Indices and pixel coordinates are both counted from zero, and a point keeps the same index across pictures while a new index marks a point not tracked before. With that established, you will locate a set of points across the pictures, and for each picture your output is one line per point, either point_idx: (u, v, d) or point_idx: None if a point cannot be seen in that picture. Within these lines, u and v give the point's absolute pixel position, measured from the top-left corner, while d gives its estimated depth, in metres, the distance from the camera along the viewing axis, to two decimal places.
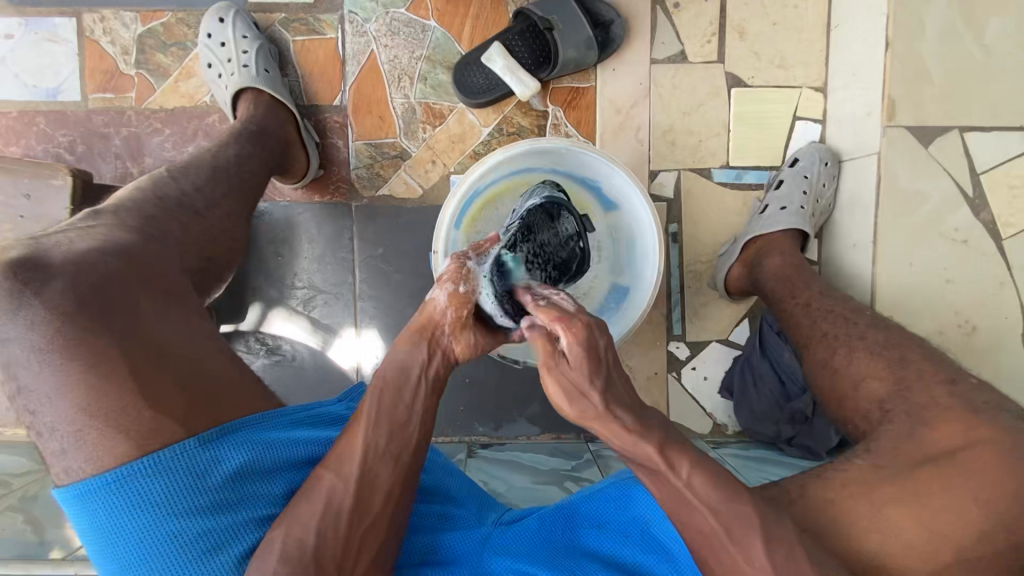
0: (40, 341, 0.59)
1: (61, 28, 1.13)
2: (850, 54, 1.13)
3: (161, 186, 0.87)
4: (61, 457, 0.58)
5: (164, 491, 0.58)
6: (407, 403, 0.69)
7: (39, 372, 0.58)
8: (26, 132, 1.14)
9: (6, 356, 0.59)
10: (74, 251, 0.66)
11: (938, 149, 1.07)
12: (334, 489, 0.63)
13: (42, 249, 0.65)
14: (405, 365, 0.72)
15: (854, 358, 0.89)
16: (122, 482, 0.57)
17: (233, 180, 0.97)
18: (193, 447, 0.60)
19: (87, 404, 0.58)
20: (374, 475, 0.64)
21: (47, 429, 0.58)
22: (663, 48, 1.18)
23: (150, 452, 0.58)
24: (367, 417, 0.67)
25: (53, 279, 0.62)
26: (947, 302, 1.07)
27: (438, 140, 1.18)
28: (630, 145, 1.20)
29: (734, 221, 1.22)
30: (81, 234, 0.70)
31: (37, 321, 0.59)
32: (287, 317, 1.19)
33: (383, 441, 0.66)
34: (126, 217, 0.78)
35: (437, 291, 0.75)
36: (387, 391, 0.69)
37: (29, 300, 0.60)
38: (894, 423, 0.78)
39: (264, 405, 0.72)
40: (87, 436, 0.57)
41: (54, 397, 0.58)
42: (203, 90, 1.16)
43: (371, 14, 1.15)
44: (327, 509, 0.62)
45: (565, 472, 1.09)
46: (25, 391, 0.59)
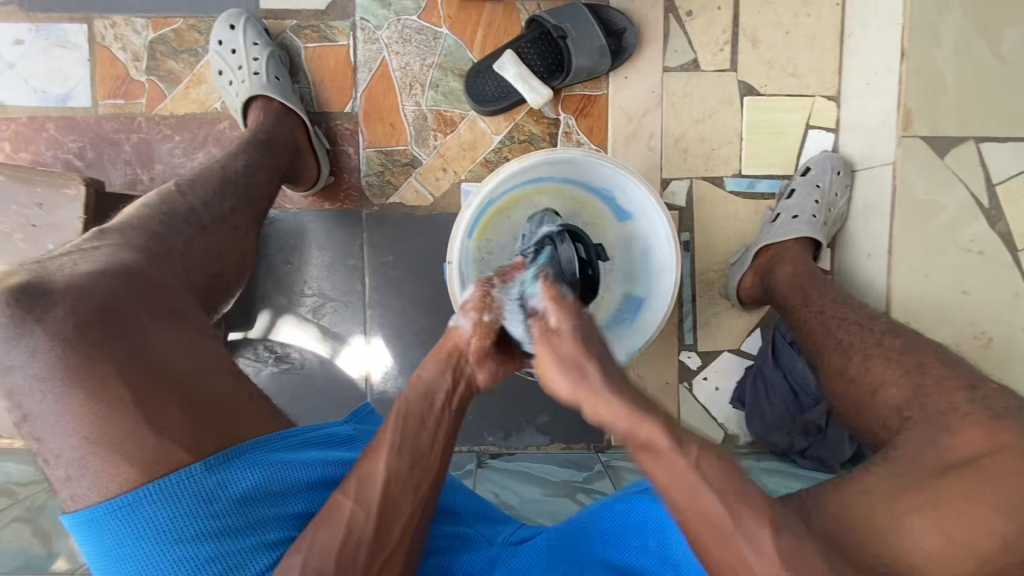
0: (43, 369, 0.58)
1: (71, 33, 1.12)
2: (865, 62, 1.12)
3: (170, 200, 0.86)
4: (68, 483, 0.57)
5: (171, 517, 0.57)
6: (430, 429, 0.67)
7: (42, 400, 0.57)
8: (35, 138, 1.13)
9: (11, 382, 0.58)
10: (78, 274, 0.66)
11: (953, 158, 1.06)
12: (354, 518, 0.60)
13: (44, 274, 0.64)
14: (430, 389, 0.68)
15: (870, 365, 0.88)
16: (129, 508, 0.56)
17: (241, 190, 0.95)
18: (200, 472, 0.59)
19: (89, 432, 0.57)
20: (396, 504, 0.62)
21: (52, 456, 0.57)
22: (676, 56, 1.18)
23: (155, 478, 0.57)
24: (390, 444, 0.64)
25: (54, 306, 0.61)
26: (962, 312, 1.06)
27: (449, 147, 1.18)
28: (642, 153, 1.19)
29: (746, 229, 1.21)
30: (84, 257, 0.69)
31: (39, 349, 0.58)
32: (297, 324, 1.19)
33: (405, 466, 0.64)
34: (131, 235, 0.76)
35: (462, 319, 0.71)
36: (411, 416, 0.66)
37: (30, 327, 0.59)
38: (915, 431, 0.77)
39: (272, 425, 0.70)
40: (89, 462, 0.56)
41: (57, 424, 0.57)
42: (214, 97, 1.15)
43: (382, 21, 1.15)
44: (348, 537, 0.59)
45: (577, 484, 1.08)
46: (29, 419, 0.58)
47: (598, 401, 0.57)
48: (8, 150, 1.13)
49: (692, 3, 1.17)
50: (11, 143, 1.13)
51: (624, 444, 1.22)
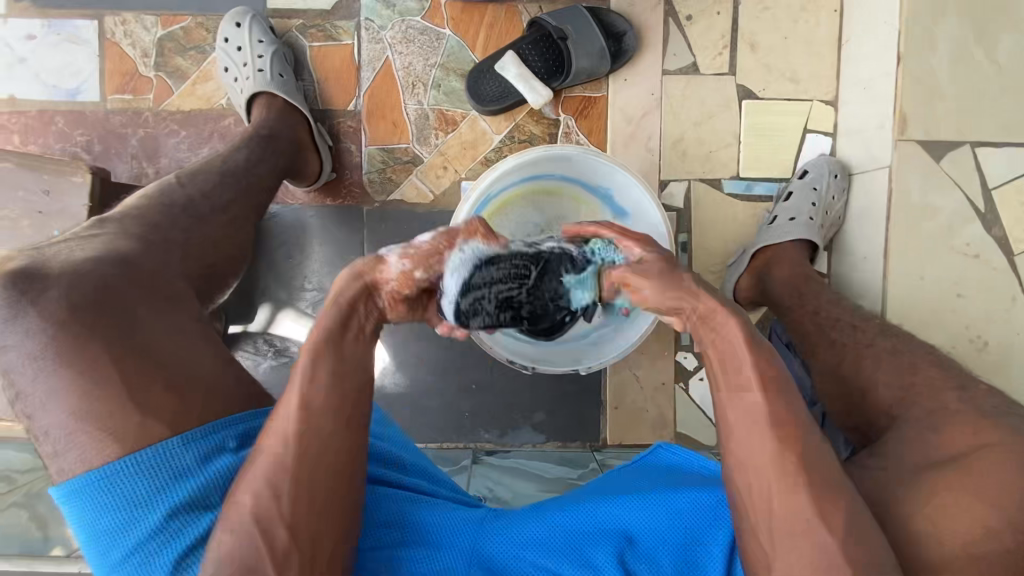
0: (34, 348, 0.60)
1: (82, 29, 1.15)
2: (862, 67, 1.14)
3: (167, 193, 0.87)
4: (55, 458, 0.59)
5: (148, 489, 0.58)
6: (349, 355, 0.62)
7: (32, 379, 0.60)
8: (44, 131, 1.15)
9: (5, 363, 0.61)
10: (74, 260, 0.68)
11: (950, 162, 1.07)
12: (276, 452, 0.58)
13: (41, 260, 0.66)
14: (347, 313, 0.62)
15: (864, 364, 0.88)
16: (111, 479, 0.57)
17: (241, 184, 0.97)
18: (177, 446, 0.60)
19: (75, 409, 0.58)
20: (318, 431, 0.58)
21: (42, 434, 0.59)
22: (675, 59, 1.19)
23: (135, 451, 0.58)
24: (302, 371, 0.59)
25: (48, 288, 0.63)
26: (958, 315, 1.06)
27: (451, 146, 1.19)
28: (640, 154, 1.20)
29: (744, 232, 1.22)
30: (82, 244, 0.71)
31: (31, 329, 0.60)
32: (296, 318, 1.20)
33: (323, 393, 0.59)
34: (128, 226, 0.78)
35: (395, 258, 0.63)
36: (320, 344, 0.60)
37: (24, 309, 0.61)
38: (905, 429, 0.77)
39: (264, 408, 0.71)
40: (76, 438, 0.58)
41: (46, 400, 0.59)
42: (220, 93, 1.17)
43: (387, 22, 1.17)
44: (271, 473, 0.57)
45: (570, 481, 1.08)
46: (22, 396, 0.60)
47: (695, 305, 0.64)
48: (17, 142, 1.15)
49: (692, 8, 1.19)
50: (21, 135, 1.15)
51: (620, 443, 1.23)
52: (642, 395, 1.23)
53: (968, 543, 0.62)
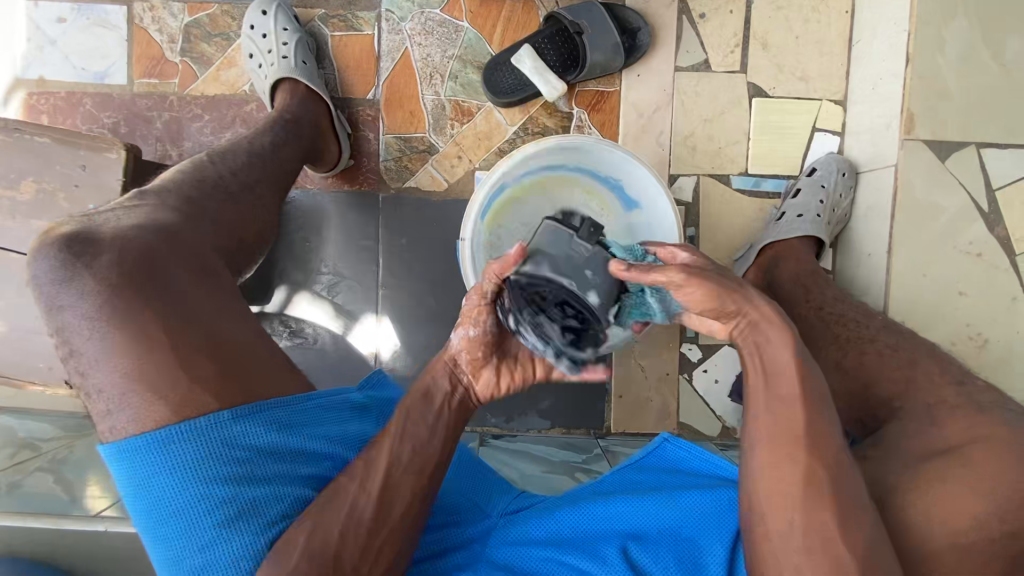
0: (91, 309, 0.63)
1: (112, 14, 1.18)
2: (872, 68, 1.16)
3: (202, 170, 0.90)
4: (107, 417, 0.62)
5: (199, 456, 0.61)
6: (429, 422, 0.73)
7: (89, 338, 0.62)
8: (73, 112, 1.19)
9: (61, 322, 0.63)
10: (121, 227, 0.70)
11: (955, 162, 1.09)
12: (357, 501, 0.65)
13: (93, 225, 0.69)
14: (429, 393, 0.76)
15: (864, 360, 0.89)
16: (162, 444, 0.60)
17: (267, 166, 1.00)
18: (227, 420, 0.63)
19: (131, 370, 0.61)
20: (395, 489, 0.67)
21: (94, 391, 0.62)
22: (688, 56, 1.22)
23: (188, 419, 0.61)
24: (392, 436, 0.70)
25: (101, 254, 0.66)
26: (958, 313, 1.09)
27: (466, 136, 1.22)
28: (651, 149, 1.23)
29: (751, 227, 1.25)
30: (127, 213, 0.74)
31: (87, 290, 0.63)
32: (312, 301, 1.23)
33: (405, 454, 0.70)
34: (167, 198, 0.81)
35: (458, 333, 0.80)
36: (414, 410, 0.73)
37: (80, 271, 0.64)
38: (904, 421, 0.79)
39: (294, 382, 0.74)
40: (130, 398, 0.61)
41: (101, 359, 0.62)
42: (244, 79, 1.20)
43: (407, 13, 1.20)
44: (350, 518, 0.64)
45: (576, 465, 1.11)
46: (76, 354, 0.63)
47: (760, 322, 0.66)
48: (46, 123, 1.19)
49: (705, 6, 1.21)
50: (50, 116, 1.19)
51: (623, 431, 1.26)
52: (647, 384, 1.26)
53: (964, 531, 0.65)
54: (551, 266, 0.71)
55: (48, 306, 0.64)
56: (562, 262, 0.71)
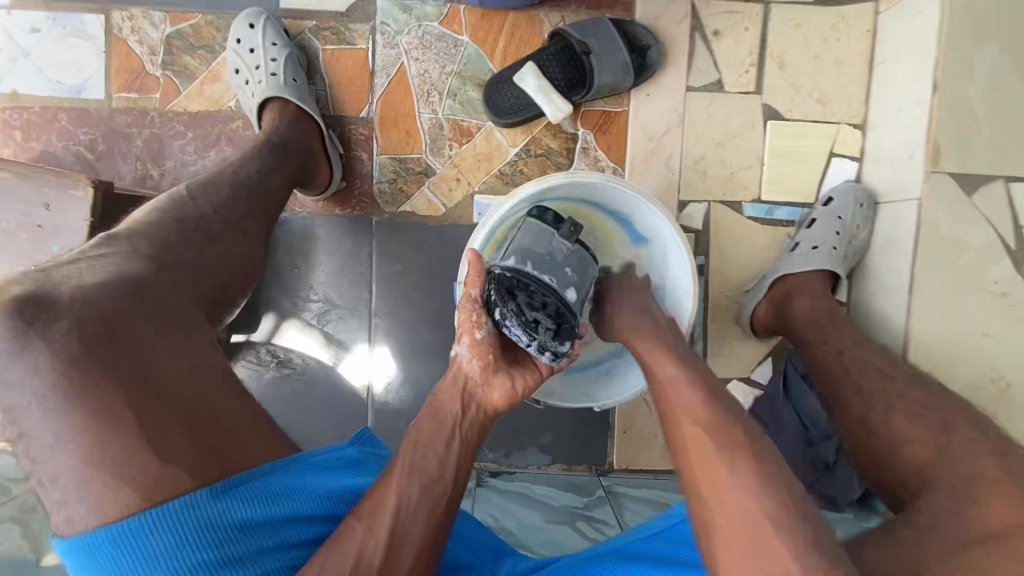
0: (44, 387, 0.55)
1: (89, 24, 1.11)
2: (895, 92, 1.10)
3: (181, 207, 0.84)
4: (63, 507, 0.54)
5: (172, 544, 0.54)
6: (437, 457, 0.72)
7: (41, 419, 0.55)
8: (47, 128, 1.12)
9: (8, 400, 0.56)
10: (83, 284, 0.63)
11: (981, 196, 1.03)
12: (365, 544, 0.62)
13: (49, 284, 0.62)
14: (439, 416, 0.77)
15: (893, 416, 0.85)
16: (131, 534, 0.53)
17: (252, 197, 0.93)
18: (206, 497, 0.57)
19: (91, 455, 0.54)
20: (404, 530, 0.65)
21: (48, 478, 0.55)
22: (700, 76, 1.15)
23: (158, 503, 0.54)
24: (397, 477, 0.69)
25: (59, 319, 0.58)
26: (982, 355, 1.02)
27: (464, 158, 1.16)
28: (659, 173, 1.17)
29: (762, 257, 1.19)
30: (92, 265, 0.67)
31: (41, 365, 0.56)
32: (301, 329, 1.17)
33: (415, 491, 0.68)
34: (139, 243, 0.74)
35: (459, 347, 0.83)
36: (420, 447, 0.73)
37: (32, 341, 0.56)
38: (939, 496, 0.73)
39: (274, 446, 0.67)
40: (90, 487, 0.53)
41: (56, 444, 0.54)
42: (229, 95, 1.13)
43: (403, 26, 1.13)
44: (357, 565, 0.61)
45: (577, 511, 1.06)
46: (25, 437, 0.55)
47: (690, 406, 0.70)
48: (18, 139, 1.12)
49: (720, 22, 1.14)
50: (23, 132, 1.12)
51: (626, 467, 1.20)
52: (651, 419, 1.21)
53: None
54: (536, 263, 0.83)
55: None
56: (545, 260, 0.83)
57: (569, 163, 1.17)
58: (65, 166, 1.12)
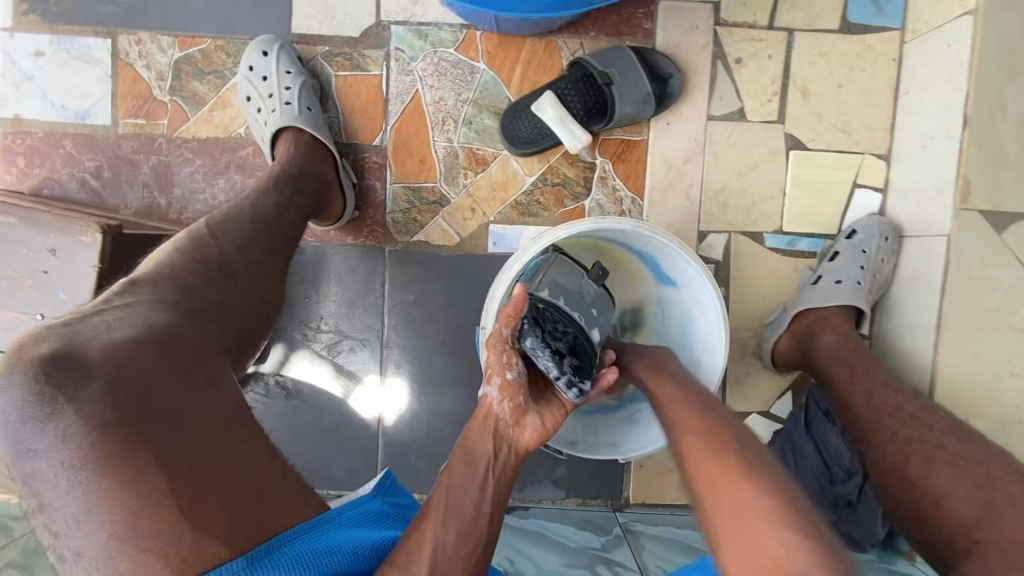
0: (72, 455, 0.52)
1: (95, 48, 1.08)
2: (923, 124, 1.07)
3: (201, 248, 0.79)
4: None
5: None
6: (473, 499, 0.69)
7: (67, 491, 0.51)
8: (51, 154, 1.09)
9: (30, 470, 0.52)
10: (112, 342, 0.60)
11: (1013, 235, 0.99)
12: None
13: (76, 341, 0.59)
14: (471, 458, 0.72)
15: (934, 470, 0.80)
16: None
17: (271, 237, 0.90)
18: (241, 569, 0.53)
19: (119, 529, 0.51)
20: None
21: (70, 554, 0.51)
22: (722, 104, 1.12)
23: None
24: (433, 522, 0.65)
25: (91, 381, 0.56)
26: (1011, 397, 0.99)
27: (480, 187, 1.13)
28: (679, 204, 1.14)
29: (783, 288, 1.16)
30: (121, 318, 0.64)
31: (69, 432, 0.53)
32: (312, 360, 1.14)
33: (451, 536, 0.65)
34: (164, 290, 0.71)
35: (488, 388, 0.78)
36: (455, 489, 0.69)
37: (62, 406, 0.54)
38: (986, 559, 0.70)
39: (308, 509, 0.63)
40: (118, 563, 0.50)
41: (83, 518, 0.51)
42: (239, 121, 1.10)
43: (418, 53, 1.10)
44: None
45: (596, 552, 1.03)
46: (48, 510, 0.52)
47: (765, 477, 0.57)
48: (22, 166, 1.09)
49: (742, 50, 1.12)
50: (26, 159, 1.09)
51: (642, 503, 1.18)
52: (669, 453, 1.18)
53: None
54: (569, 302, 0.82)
55: (17, 452, 0.53)
56: (578, 299, 0.83)
57: (587, 193, 1.14)
58: (69, 193, 1.09)
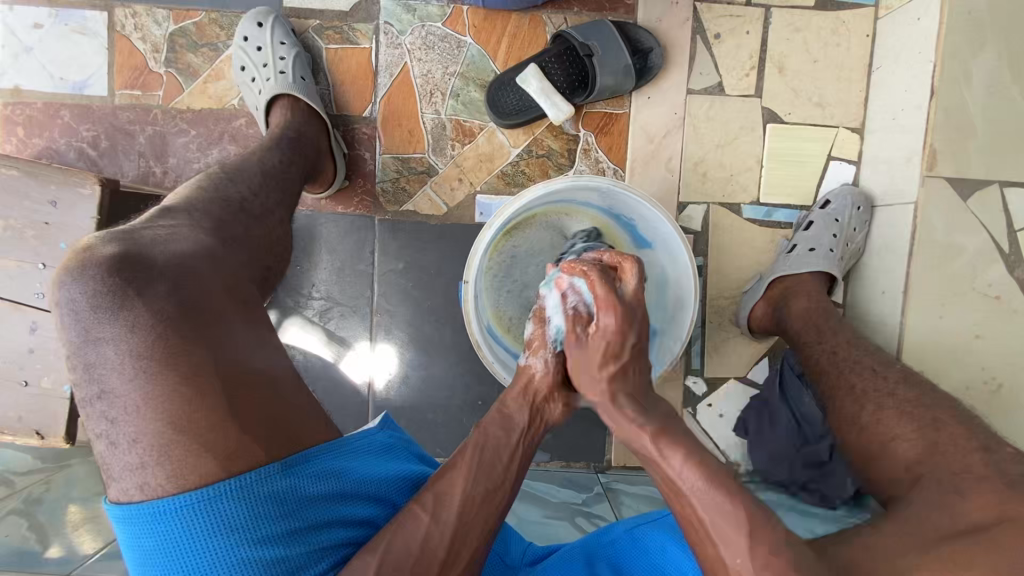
0: (138, 346, 0.54)
1: (91, 21, 1.11)
2: (893, 97, 1.11)
3: (222, 188, 0.84)
4: (139, 472, 0.53)
5: (245, 515, 0.54)
6: (504, 461, 0.71)
7: (129, 379, 0.54)
8: (49, 124, 1.12)
9: (93, 357, 0.55)
10: (172, 251, 0.64)
11: (976, 202, 1.04)
12: (430, 536, 0.62)
13: (139, 246, 0.62)
14: (508, 418, 0.75)
15: (883, 416, 0.87)
16: (203, 502, 0.52)
17: (284, 184, 0.96)
18: (276, 472, 0.56)
19: (178, 419, 0.53)
20: (467, 529, 0.64)
21: (124, 441, 0.53)
22: (701, 78, 1.16)
23: (235, 473, 0.54)
24: (465, 475, 0.68)
25: (155, 283, 0.59)
26: (975, 357, 1.04)
27: (467, 158, 1.17)
28: (660, 175, 1.18)
29: (761, 258, 1.20)
30: (172, 234, 0.67)
31: (138, 324, 0.55)
32: (303, 327, 1.18)
33: (479, 493, 0.67)
34: (199, 218, 0.75)
35: (532, 359, 0.80)
36: (487, 447, 0.71)
37: (131, 300, 0.56)
38: (926, 490, 0.75)
39: (326, 434, 0.67)
40: (173, 450, 0.52)
41: (142, 406, 0.53)
42: (233, 93, 1.14)
43: (407, 26, 1.13)
44: (421, 556, 0.61)
45: (577, 507, 1.09)
46: (107, 396, 0.54)
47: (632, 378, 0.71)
48: (21, 135, 1.12)
49: (721, 26, 1.15)
50: (25, 128, 1.12)
51: (623, 466, 1.22)
52: None
53: None
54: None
55: (81, 338, 0.55)
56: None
57: (570, 164, 1.18)
58: (67, 162, 1.13)
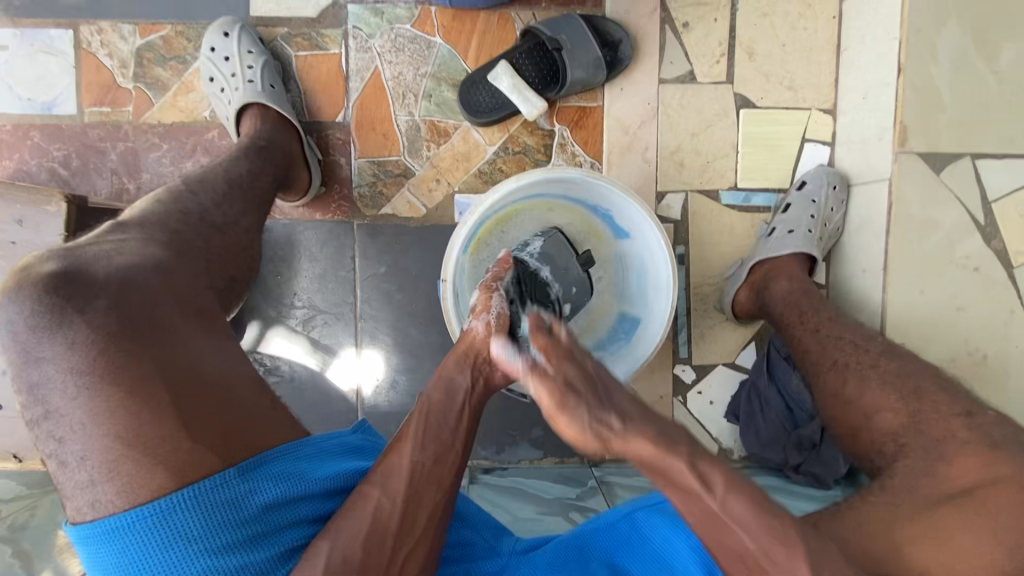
0: (80, 364, 0.55)
1: (57, 39, 1.10)
2: (860, 76, 1.12)
3: (182, 200, 0.84)
4: (88, 490, 0.53)
5: (202, 524, 0.53)
6: (451, 424, 0.71)
7: (74, 398, 0.54)
8: (19, 146, 1.11)
9: (36, 378, 0.55)
10: (115, 265, 0.64)
11: (949, 174, 1.06)
12: (381, 506, 0.62)
13: (80, 263, 0.62)
14: (451, 386, 0.73)
15: (866, 389, 0.87)
16: (156, 515, 0.52)
17: (242, 196, 0.93)
18: (233, 477, 0.56)
19: (125, 434, 0.53)
20: (418, 496, 0.64)
21: (73, 460, 0.53)
22: (672, 67, 1.17)
23: (189, 483, 0.53)
24: (412, 441, 0.67)
25: (96, 299, 0.59)
26: (957, 329, 1.05)
27: (443, 158, 1.16)
28: (637, 165, 1.18)
29: (740, 243, 1.21)
30: (118, 248, 0.67)
31: (79, 342, 0.55)
32: (287, 337, 1.16)
33: (428, 459, 0.67)
34: (152, 231, 0.75)
35: (475, 321, 0.77)
36: (432, 413, 0.70)
37: (71, 319, 0.56)
38: (910, 458, 0.77)
39: (292, 435, 0.66)
40: (119, 467, 0.52)
41: (89, 423, 0.53)
42: (204, 105, 1.13)
43: (375, 30, 1.13)
44: (374, 526, 0.60)
45: (570, 502, 1.06)
46: (53, 416, 0.54)
47: None
48: None
49: (689, 14, 1.16)
50: None
51: (618, 458, 1.22)
52: None
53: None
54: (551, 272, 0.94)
55: (23, 359, 0.56)
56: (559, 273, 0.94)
57: (548, 160, 1.18)
58: (39, 183, 1.11)
